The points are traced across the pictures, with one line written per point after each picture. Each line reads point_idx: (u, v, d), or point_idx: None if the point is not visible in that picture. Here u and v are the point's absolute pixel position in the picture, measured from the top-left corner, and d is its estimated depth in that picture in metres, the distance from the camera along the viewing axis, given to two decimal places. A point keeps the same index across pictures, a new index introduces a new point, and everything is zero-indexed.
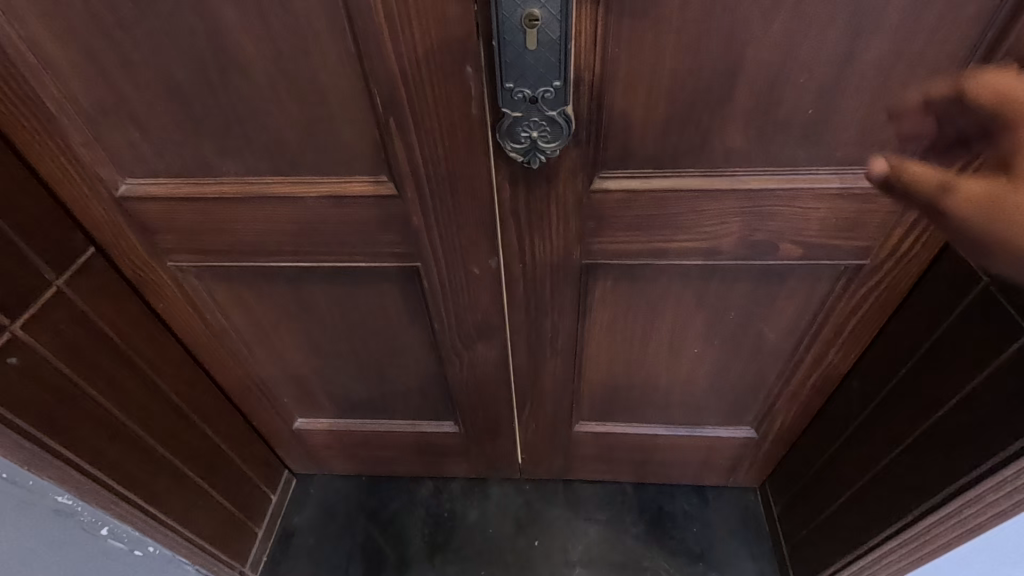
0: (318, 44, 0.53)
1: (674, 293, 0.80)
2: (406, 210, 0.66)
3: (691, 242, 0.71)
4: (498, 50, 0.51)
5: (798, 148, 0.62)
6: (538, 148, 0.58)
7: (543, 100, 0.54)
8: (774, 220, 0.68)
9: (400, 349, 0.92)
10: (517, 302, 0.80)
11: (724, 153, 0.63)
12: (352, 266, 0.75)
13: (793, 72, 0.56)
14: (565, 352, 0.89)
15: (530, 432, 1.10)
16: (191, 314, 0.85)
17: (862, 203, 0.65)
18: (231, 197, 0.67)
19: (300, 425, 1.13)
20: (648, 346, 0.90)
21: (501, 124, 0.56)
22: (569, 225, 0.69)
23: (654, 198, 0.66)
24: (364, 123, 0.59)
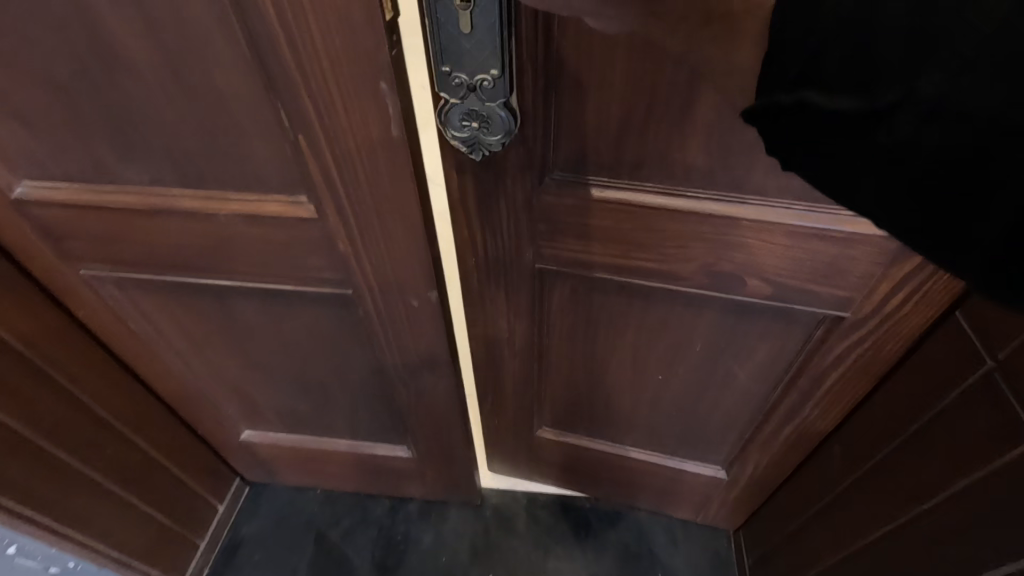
0: (208, 44, 0.45)
1: (636, 315, 0.78)
2: (330, 235, 0.59)
3: (649, 261, 0.68)
4: (432, 31, 0.49)
5: (768, 178, 0.57)
6: (481, 141, 0.57)
7: (480, 88, 0.53)
8: (737, 251, 0.64)
9: (344, 372, 0.85)
10: (475, 294, 0.79)
11: (684, 170, 0.59)
12: (278, 289, 0.68)
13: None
14: (529, 355, 0.87)
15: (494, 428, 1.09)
16: (116, 322, 0.78)
17: (841, 245, 0.61)
18: (136, 208, 0.59)
19: (247, 437, 1.06)
20: (611, 362, 0.87)
21: (441, 109, 0.55)
22: (520, 224, 0.67)
23: (609, 209, 0.63)
24: (274, 138, 0.51)
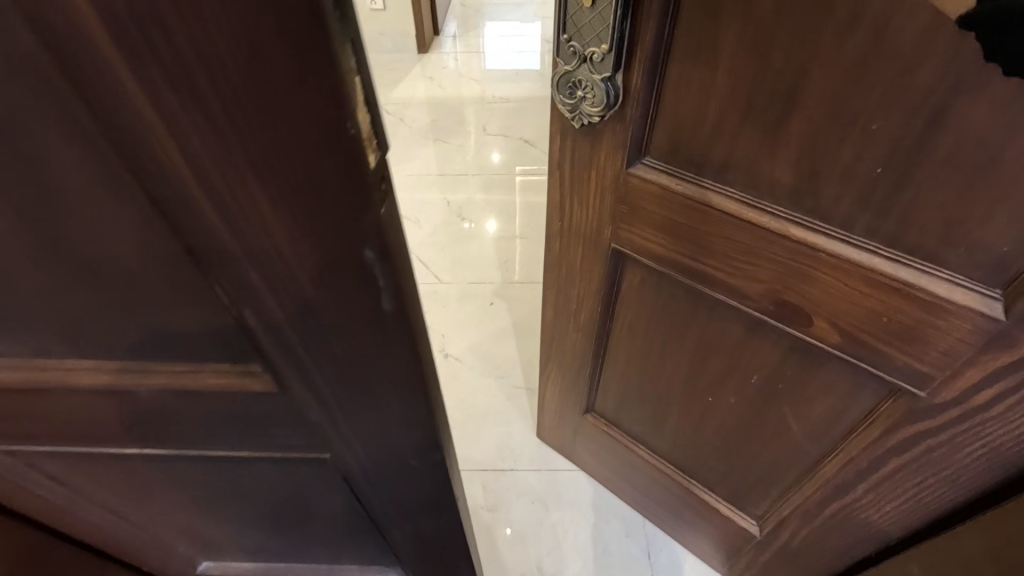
0: (95, 203, 0.30)
1: (698, 323, 0.87)
2: (297, 406, 0.43)
3: (716, 268, 0.76)
4: (567, 8, 0.64)
5: (856, 210, 0.61)
6: (585, 109, 0.71)
7: (591, 61, 0.66)
8: (804, 286, 0.69)
9: (321, 514, 0.69)
10: (553, 257, 0.98)
11: (767, 188, 0.65)
12: (232, 454, 0.52)
13: (866, 124, 0.55)
14: (592, 332, 1.02)
15: (548, 404, 1.28)
16: (16, 487, 0.60)
17: (929, 306, 0.60)
18: (17, 385, 0.42)
19: (207, 569, 0.89)
20: (665, 367, 0.98)
21: (561, 75, 0.70)
22: (605, 200, 0.81)
23: (687, 203, 0.73)
24: (206, 311, 0.35)
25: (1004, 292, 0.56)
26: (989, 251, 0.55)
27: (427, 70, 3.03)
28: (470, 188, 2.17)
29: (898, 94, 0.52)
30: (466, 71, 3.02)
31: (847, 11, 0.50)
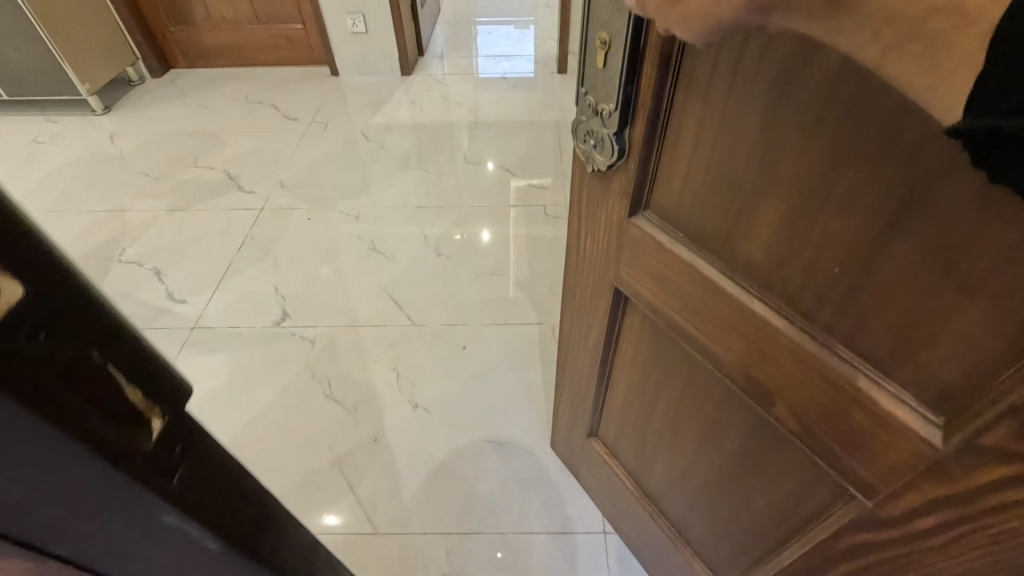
0: None
1: (682, 377, 0.86)
2: None
3: (694, 329, 0.74)
4: (582, 61, 0.65)
5: (816, 303, 0.58)
6: (596, 156, 0.72)
7: (601, 114, 0.66)
8: (764, 366, 0.66)
9: None
10: (567, 283, 1.01)
11: (742, 264, 0.64)
12: None
13: (828, 222, 0.52)
14: (596, 360, 1.04)
15: (562, 419, 1.29)
16: None
17: (874, 415, 0.56)
18: None
19: None
20: (657, 412, 0.97)
21: (577, 121, 0.71)
22: (609, 242, 0.82)
23: (672, 260, 0.72)
24: None
25: (945, 423, 0.50)
26: (933, 379, 0.50)
27: (410, 93, 3.00)
28: (446, 222, 2.14)
29: (856, 193, 0.49)
30: (450, 93, 3.00)
31: (807, 105, 0.48)
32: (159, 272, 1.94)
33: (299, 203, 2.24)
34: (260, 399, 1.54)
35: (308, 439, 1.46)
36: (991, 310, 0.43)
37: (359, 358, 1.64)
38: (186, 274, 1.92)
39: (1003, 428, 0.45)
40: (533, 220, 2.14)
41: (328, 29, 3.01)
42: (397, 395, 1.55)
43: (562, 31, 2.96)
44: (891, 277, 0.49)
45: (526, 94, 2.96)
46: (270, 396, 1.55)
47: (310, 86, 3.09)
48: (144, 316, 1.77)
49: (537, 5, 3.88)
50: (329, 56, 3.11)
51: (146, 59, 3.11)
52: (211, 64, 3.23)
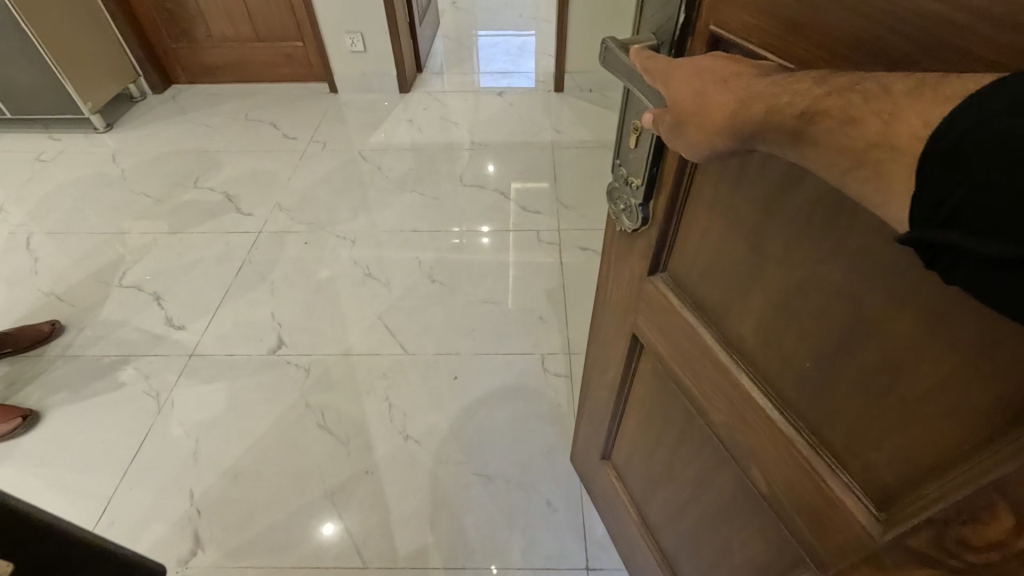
0: None
1: (681, 426, 0.89)
2: None
3: (694, 386, 0.77)
4: (620, 137, 0.69)
5: (792, 385, 0.60)
6: (623, 221, 0.75)
7: (630, 186, 0.70)
8: (746, 432, 0.69)
9: None
10: (593, 320, 1.04)
11: (735, 338, 0.67)
12: None
13: (808, 319, 0.55)
14: (611, 395, 1.07)
15: (581, 437, 1.34)
16: None
17: (828, 497, 0.59)
18: None
19: None
20: (660, 449, 0.98)
21: (610, 187, 0.75)
22: (629, 293, 0.85)
23: (678, 322, 0.74)
24: None
25: (883, 522, 0.53)
26: (878, 478, 0.53)
27: (408, 112, 3.03)
28: (440, 248, 2.17)
29: (825, 297, 0.51)
30: (447, 112, 3.03)
31: (792, 211, 0.51)
32: (159, 296, 1.98)
33: (296, 226, 2.27)
34: (255, 429, 1.58)
35: (301, 470, 1.50)
36: (928, 427, 0.46)
37: (352, 389, 1.68)
38: (185, 299, 1.96)
39: (925, 534, 0.48)
40: (526, 245, 2.18)
41: (326, 48, 3.05)
42: (389, 426, 1.59)
43: (558, 52, 2.99)
44: (849, 376, 0.52)
45: (522, 113, 2.99)
46: (264, 427, 1.59)
47: (309, 103, 3.12)
48: (144, 342, 1.81)
49: (534, 21, 3.91)
50: (328, 74, 3.14)
51: (147, 76, 3.15)
52: (213, 81, 3.27)
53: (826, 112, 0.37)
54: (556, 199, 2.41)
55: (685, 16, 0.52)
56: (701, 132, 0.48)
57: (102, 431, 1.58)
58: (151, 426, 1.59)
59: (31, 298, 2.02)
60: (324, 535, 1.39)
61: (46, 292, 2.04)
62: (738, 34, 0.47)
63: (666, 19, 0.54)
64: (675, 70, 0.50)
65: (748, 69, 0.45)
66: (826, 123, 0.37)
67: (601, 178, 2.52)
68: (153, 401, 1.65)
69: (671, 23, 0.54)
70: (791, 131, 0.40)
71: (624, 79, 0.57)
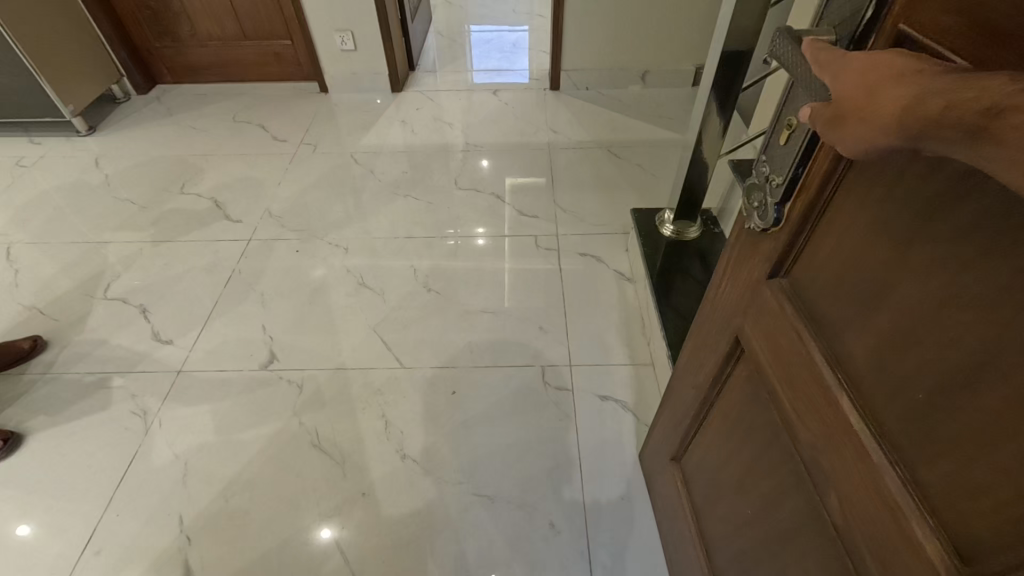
0: None
1: (761, 442, 0.82)
2: None
3: (787, 402, 0.70)
4: (771, 132, 0.63)
5: (895, 415, 0.53)
6: (755, 220, 0.69)
7: (770, 184, 0.64)
8: (831, 458, 0.62)
9: None
10: (699, 316, 0.99)
11: (844, 358, 0.59)
12: None
13: (936, 346, 0.48)
14: (701, 397, 1.01)
15: (656, 434, 1.31)
16: None
17: (908, 542, 0.52)
18: None
19: None
20: (736, 461, 0.92)
21: (747, 181, 0.70)
22: (742, 295, 0.79)
23: (786, 332, 0.68)
24: None
25: None
26: (969, 529, 0.46)
27: (401, 112, 2.96)
28: (436, 255, 2.11)
29: (963, 322, 0.45)
30: (439, 112, 2.96)
31: (953, 223, 0.44)
32: (146, 309, 1.91)
33: (285, 234, 2.21)
34: (246, 451, 1.53)
35: (293, 495, 1.45)
36: None
37: (348, 406, 1.63)
38: (173, 312, 1.90)
39: None
40: (525, 251, 2.13)
41: (316, 47, 2.96)
42: (386, 446, 1.54)
43: (553, 49, 2.92)
44: (966, 415, 0.45)
45: (518, 113, 2.93)
46: (256, 447, 1.54)
47: (299, 104, 3.04)
48: (130, 359, 1.75)
49: (529, 17, 3.83)
50: (318, 74, 3.06)
51: (130, 77, 3.05)
52: (200, 81, 3.18)
53: (1016, 107, 0.31)
54: (555, 203, 2.35)
55: (873, 11, 0.49)
56: (863, 128, 0.42)
57: (87, 454, 1.53)
58: (138, 449, 1.53)
59: (12, 312, 1.95)
60: (322, 540, 1.38)
61: (26, 306, 1.96)
62: (933, 29, 0.43)
63: (849, 13, 0.50)
64: (847, 62, 0.45)
65: (930, 66, 0.38)
66: (1012, 118, 0.31)
67: (601, 180, 2.46)
68: (140, 421, 1.59)
69: (852, 20, 0.50)
70: (971, 128, 0.33)
71: (785, 68, 0.56)
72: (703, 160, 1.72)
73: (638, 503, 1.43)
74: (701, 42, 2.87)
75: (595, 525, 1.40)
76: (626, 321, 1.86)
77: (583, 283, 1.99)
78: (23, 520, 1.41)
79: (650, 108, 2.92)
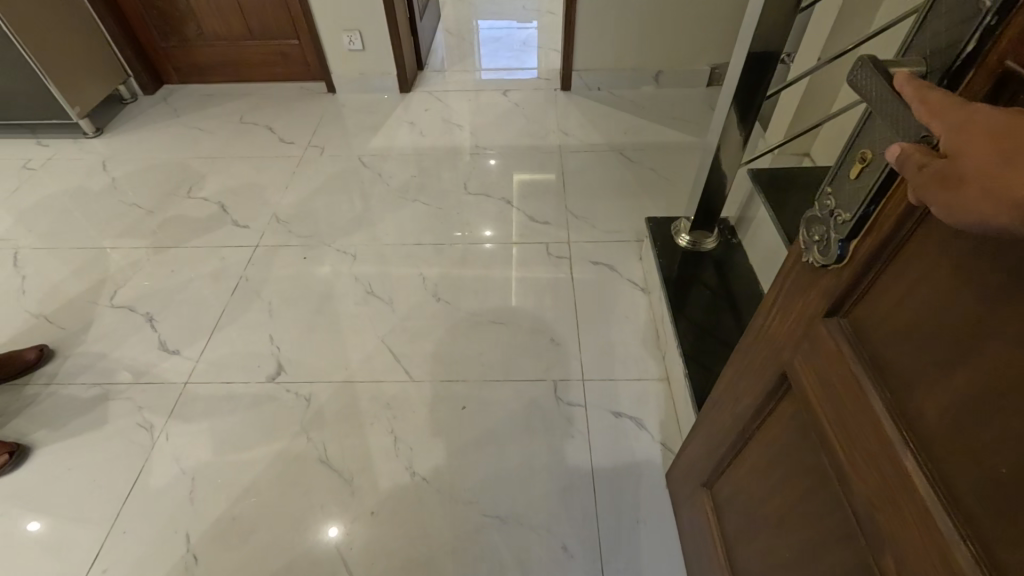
0: None
1: (803, 485, 0.77)
2: None
3: (840, 450, 0.65)
4: (841, 164, 0.60)
5: (968, 482, 0.49)
6: (814, 254, 0.65)
7: (834, 219, 0.60)
8: (890, 518, 0.57)
9: None
10: (742, 343, 0.93)
11: (909, 413, 0.55)
12: None
13: (1015, 413, 0.44)
14: (739, 427, 0.96)
15: (686, 456, 1.26)
16: None
17: None
18: None
19: None
20: (775, 499, 0.87)
21: (809, 213, 0.66)
22: (794, 329, 0.74)
23: (844, 377, 0.63)
24: None
25: None
26: None
27: (409, 113, 2.92)
28: (446, 262, 2.08)
29: None
30: (447, 113, 2.90)
31: None
32: (153, 317, 1.90)
33: (292, 240, 2.17)
34: (251, 468, 1.50)
35: (299, 513, 1.43)
36: None
37: (356, 421, 1.60)
38: (179, 321, 1.88)
39: None
40: (537, 259, 2.08)
41: (323, 47, 2.92)
42: (395, 461, 1.51)
43: (565, 49, 2.86)
44: None
45: (528, 114, 2.87)
46: (263, 462, 1.51)
47: (306, 105, 3.00)
48: (134, 371, 1.73)
49: (540, 15, 3.76)
50: (325, 74, 3.02)
51: (137, 77, 3.03)
52: (207, 81, 3.15)
53: None
54: (567, 209, 2.30)
55: (974, 45, 0.44)
56: (980, 199, 0.38)
57: (94, 469, 1.52)
58: (144, 464, 1.52)
59: (18, 320, 1.93)
60: (328, 538, 1.39)
61: (33, 314, 1.94)
62: None
63: (948, 44, 0.46)
64: (975, 116, 0.40)
65: None
66: None
67: (614, 186, 2.41)
68: (147, 434, 1.58)
69: (949, 52, 0.46)
70: None
71: (867, 101, 0.50)
72: (722, 169, 1.66)
73: (655, 526, 1.39)
74: (717, 42, 2.80)
75: (609, 547, 1.36)
76: (642, 333, 1.81)
77: (597, 293, 1.94)
78: (35, 516, 1.44)
79: (665, 109, 2.85)
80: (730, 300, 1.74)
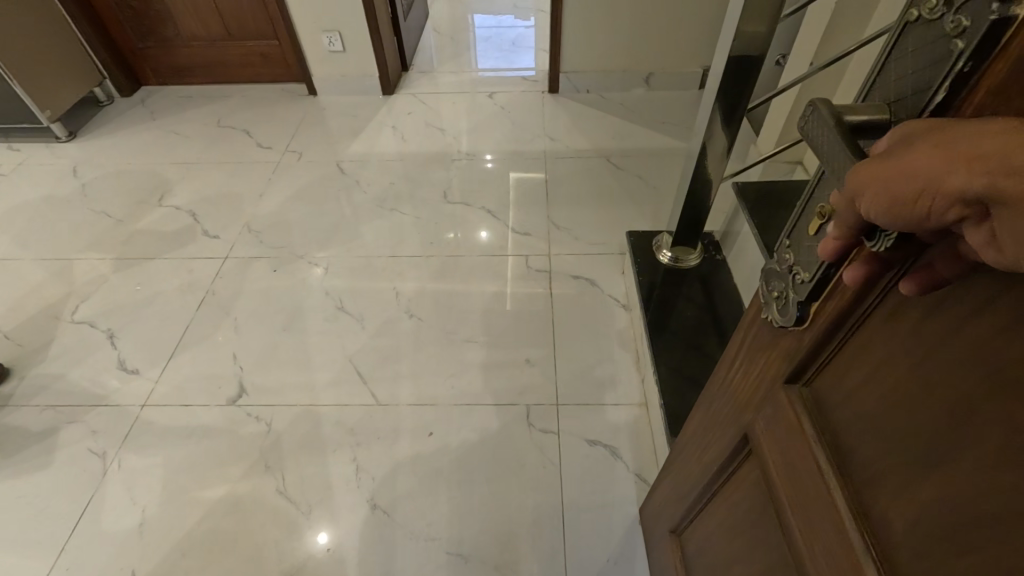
0: None
1: (766, 562, 0.69)
2: None
3: (802, 540, 0.57)
4: (800, 214, 0.51)
5: None
6: (774, 311, 0.57)
7: (794, 277, 0.52)
8: None
9: None
10: (709, 390, 0.85)
11: (873, 517, 0.47)
12: None
13: (990, 552, 0.36)
14: (706, 480, 0.88)
15: (657, 496, 1.18)
16: None
17: None
18: None
19: None
20: (739, 567, 0.79)
21: (768, 265, 0.58)
22: (756, 390, 0.66)
23: (806, 459, 0.55)
24: None
25: None
26: None
27: (391, 116, 2.83)
28: (421, 276, 2.00)
29: None
30: (430, 117, 2.81)
31: None
32: (114, 334, 1.83)
33: (263, 252, 2.10)
34: (206, 498, 1.44)
35: (254, 549, 1.36)
36: None
37: (318, 448, 1.52)
38: (140, 339, 1.81)
39: None
40: (515, 272, 2.00)
41: (303, 48, 2.83)
42: (357, 492, 1.44)
43: (552, 50, 2.76)
44: None
45: (514, 118, 2.78)
46: (218, 493, 1.45)
47: (286, 107, 2.92)
48: (90, 393, 1.66)
49: (531, 14, 3.66)
50: (306, 76, 2.93)
51: (112, 79, 2.94)
52: (185, 82, 3.07)
53: None
54: (550, 219, 2.22)
55: (942, 95, 0.36)
56: (928, 154, 0.32)
57: (42, 499, 1.45)
58: (95, 494, 1.45)
59: None
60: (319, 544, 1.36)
61: None
62: None
63: (914, 89, 0.38)
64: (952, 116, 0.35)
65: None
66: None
67: (599, 194, 2.32)
68: (99, 461, 1.51)
69: (919, 100, 0.38)
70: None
71: (819, 151, 0.43)
72: (704, 180, 1.58)
73: (625, 566, 1.32)
74: (710, 43, 2.70)
75: None
76: (621, 354, 1.73)
77: (576, 310, 1.86)
78: None
79: (655, 113, 2.75)
80: (713, 320, 1.66)
